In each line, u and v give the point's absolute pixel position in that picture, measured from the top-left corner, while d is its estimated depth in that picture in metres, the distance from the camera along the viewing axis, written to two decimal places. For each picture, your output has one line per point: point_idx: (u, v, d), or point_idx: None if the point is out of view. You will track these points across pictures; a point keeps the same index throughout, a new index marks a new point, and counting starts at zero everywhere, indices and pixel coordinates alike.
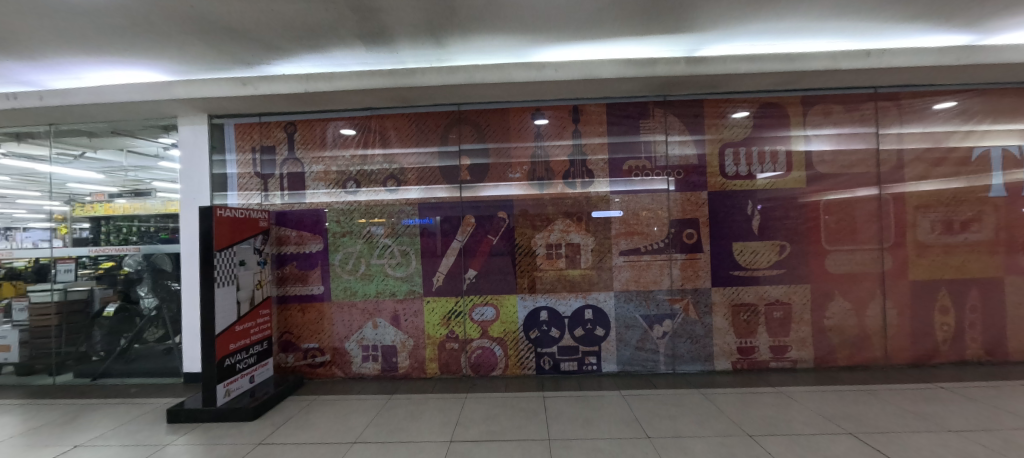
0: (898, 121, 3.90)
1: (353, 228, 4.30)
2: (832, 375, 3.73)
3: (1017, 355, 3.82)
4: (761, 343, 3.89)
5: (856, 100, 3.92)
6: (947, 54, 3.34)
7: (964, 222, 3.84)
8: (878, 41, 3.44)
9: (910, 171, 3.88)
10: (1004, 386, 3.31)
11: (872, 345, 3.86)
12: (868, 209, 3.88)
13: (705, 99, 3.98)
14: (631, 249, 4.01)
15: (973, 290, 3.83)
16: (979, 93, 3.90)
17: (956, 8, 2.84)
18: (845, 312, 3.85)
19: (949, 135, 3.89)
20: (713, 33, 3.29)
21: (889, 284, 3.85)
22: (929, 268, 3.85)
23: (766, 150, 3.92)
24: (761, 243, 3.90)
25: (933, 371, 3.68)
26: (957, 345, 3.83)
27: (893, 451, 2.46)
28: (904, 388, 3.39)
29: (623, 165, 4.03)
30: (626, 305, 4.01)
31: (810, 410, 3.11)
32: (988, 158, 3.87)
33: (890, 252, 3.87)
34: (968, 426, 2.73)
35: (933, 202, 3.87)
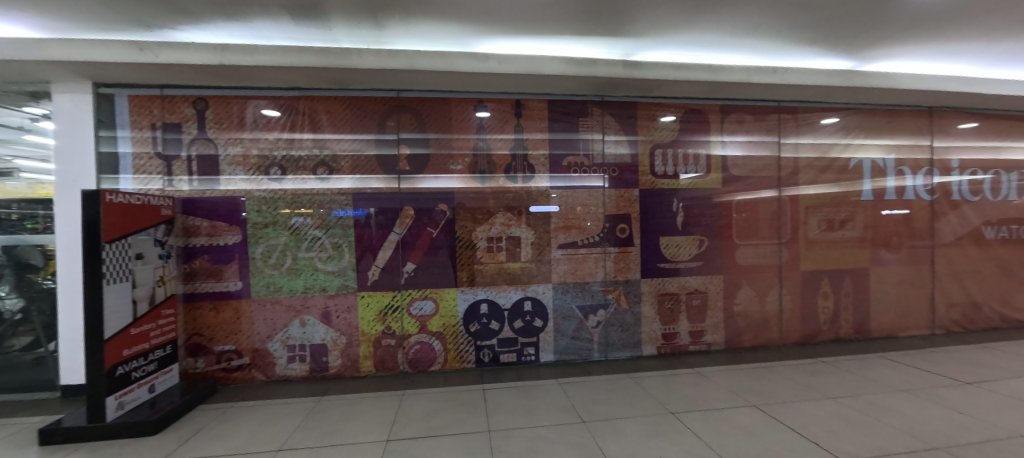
0: (795, 132, 4.45)
1: (276, 219, 3.94)
2: (739, 355, 4.20)
3: (877, 332, 4.59)
4: (682, 329, 4.25)
5: (764, 111, 4.40)
6: (834, 76, 3.86)
7: (842, 220, 4.52)
8: (783, 61, 3.87)
9: (804, 176, 4.46)
10: (866, 358, 3.98)
11: (770, 328, 4.40)
12: (770, 208, 4.40)
13: (638, 101, 4.20)
14: (568, 243, 4.14)
15: (846, 279, 4.52)
16: (856, 111, 4.57)
17: (840, 35, 3.31)
18: (750, 299, 4.35)
19: (833, 147, 4.53)
20: (647, 38, 3.48)
21: (785, 274, 4.41)
22: (815, 260, 4.47)
23: (689, 152, 4.25)
24: (684, 237, 4.24)
25: (816, 349, 4.30)
26: (834, 326, 4.51)
27: (790, 422, 2.95)
28: (793, 363, 3.93)
29: (562, 161, 4.13)
30: (563, 297, 4.15)
31: (722, 388, 3.50)
32: (861, 167, 4.56)
33: (786, 247, 4.43)
34: (839, 393, 3.27)
35: (820, 203, 4.49)
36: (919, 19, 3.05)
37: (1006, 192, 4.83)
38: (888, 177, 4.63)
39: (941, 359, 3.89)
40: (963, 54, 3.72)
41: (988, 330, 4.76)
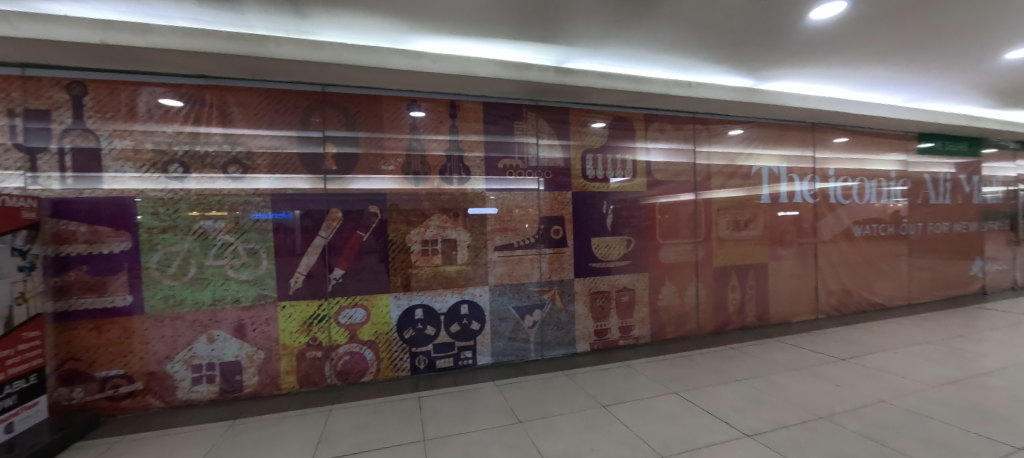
0: (707, 142, 4.92)
1: (177, 222, 3.48)
2: (662, 346, 4.53)
3: (775, 319, 5.22)
4: (612, 325, 4.48)
5: (682, 122, 4.80)
6: (738, 92, 4.34)
7: (746, 221, 5.08)
8: (697, 76, 4.25)
9: (715, 181, 4.94)
10: (766, 343, 4.50)
11: (689, 320, 4.80)
12: (687, 210, 4.81)
13: (570, 107, 4.36)
14: (504, 245, 4.17)
15: (750, 273, 5.08)
16: (757, 124, 5.17)
17: (741, 55, 3.73)
18: (672, 293, 4.71)
19: (738, 155, 5.07)
20: (577, 47, 3.64)
21: (701, 270, 4.85)
22: (725, 257, 4.97)
23: (617, 157, 4.50)
24: (613, 237, 4.47)
25: (726, 337, 4.78)
26: (741, 315, 5.04)
27: (705, 404, 3.24)
28: (708, 351, 4.33)
29: (498, 164, 4.15)
30: (500, 298, 4.16)
31: (648, 378, 3.75)
32: (761, 174, 5.16)
33: (701, 245, 4.86)
34: (745, 375, 3.66)
35: (728, 206, 5.00)
36: (800, 45, 3.54)
37: (869, 196, 5.76)
38: (781, 183, 5.29)
39: (822, 340, 4.53)
40: (836, 79, 4.37)
41: (857, 313, 5.64)
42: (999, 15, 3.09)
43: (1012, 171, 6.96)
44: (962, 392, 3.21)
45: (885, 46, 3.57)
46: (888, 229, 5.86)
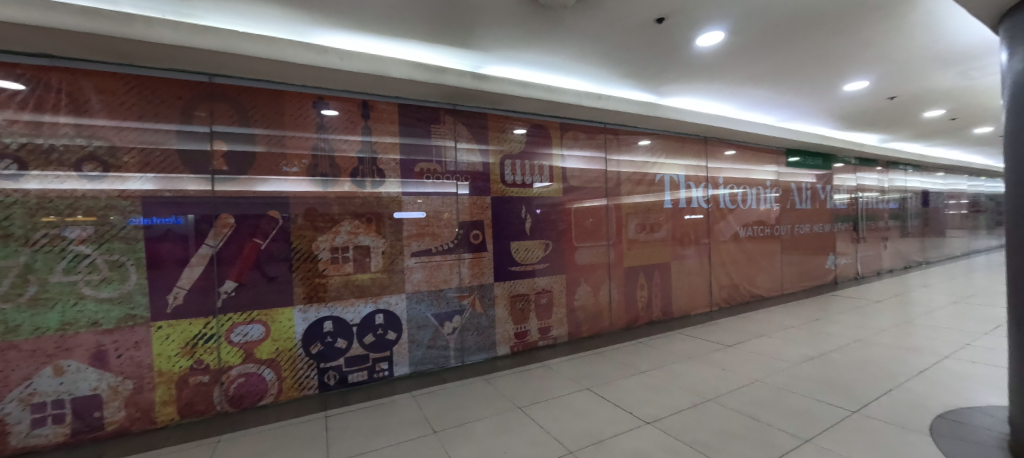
0: (618, 150, 5.28)
1: (16, 228, 2.82)
2: (579, 344, 4.74)
3: (678, 313, 5.75)
4: (532, 326, 4.58)
5: (594, 131, 5.09)
6: (642, 105, 4.73)
7: (652, 224, 5.54)
8: (607, 89, 4.54)
9: (624, 188, 5.32)
10: (669, 335, 4.93)
11: (602, 317, 5.09)
12: (600, 214, 5.11)
13: (489, 113, 4.39)
14: (422, 250, 4.06)
15: (656, 272, 5.54)
16: (660, 136, 5.67)
17: (643, 72, 4.07)
18: (587, 293, 4.96)
19: (644, 164, 5.52)
20: (493, 54, 3.69)
21: (613, 270, 5.17)
22: (634, 257, 5.37)
23: (535, 163, 4.63)
24: (532, 241, 4.59)
25: (636, 332, 5.15)
26: (649, 311, 5.48)
27: (613, 397, 3.44)
28: (619, 346, 4.62)
29: (414, 167, 4.04)
30: (418, 306, 4.04)
31: (564, 376, 3.89)
32: (664, 181, 5.67)
33: (613, 247, 5.19)
34: (649, 366, 3.97)
35: (637, 210, 5.41)
36: (690, 67, 3.97)
37: (751, 201, 6.61)
38: (681, 189, 5.85)
39: (714, 329, 5.09)
40: (723, 98, 4.97)
41: (743, 304, 6.45)
42: (836, 55, 3.74)
43: (853, 181, 8.51)
44: (816, 367, 3.81)
45: (757, 73, 4.14)
46: (766, 230, 6.79)
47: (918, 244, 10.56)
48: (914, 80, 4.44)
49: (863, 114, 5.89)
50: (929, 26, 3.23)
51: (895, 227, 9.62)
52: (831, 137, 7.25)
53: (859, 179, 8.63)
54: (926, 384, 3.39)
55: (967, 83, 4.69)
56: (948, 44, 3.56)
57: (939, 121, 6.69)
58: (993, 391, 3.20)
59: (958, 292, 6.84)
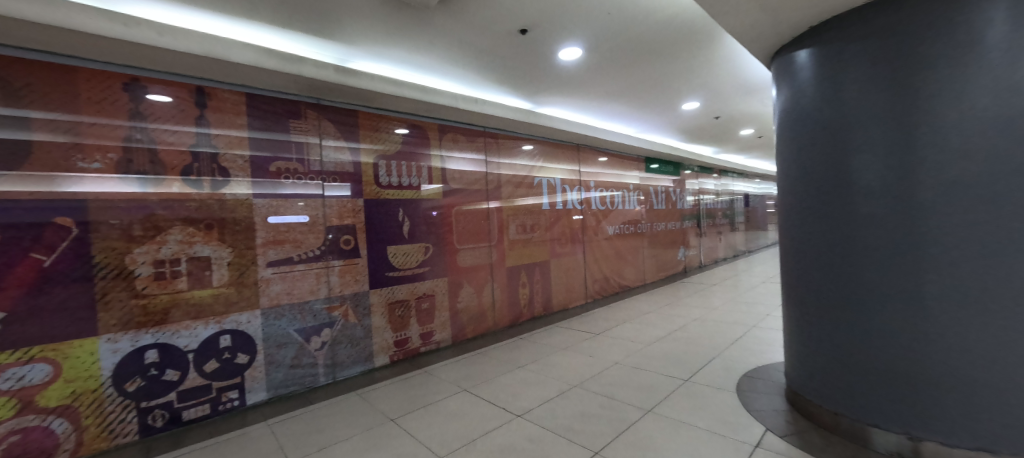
0: (498, 154, 5.45)
1: None
2: (462, 346, 4.76)
3: (558, 307, 6.17)
4: (413, 333, 4.46)
5: (474, 134, 5.18)
6: (518, 112, 4.99)
7: (532, 225, 5.87)
8: (485, 94, 4.64)
9: (505, 190, 5.51)
10: (548, 330, 5.26)
11: (486, 318, 5.19)
12: (482, 216, 5.21)
13: (359, 110, 4.13)
14: (280, 260, 3.62)
15: (537, 270, 5.88)
16: (538, 142, 6.04)
17: (516, 80, 4.28)
18: (470, 295, 5.02)
19: (524, 167, 5.82)
20: (359, 48, 3.47)
21: (495, 271, 5.31)
22: (516, 257, 5.61)
23: (412, 164, 4.51)
24: (410, 245, 4.46)
25: (519, 329, 5.39)
26: (531, 307, 5.78)
27: (488, 395, 3.51)
28: (501, 344, 4.77)
29: (269, 165, 3.59)
30: (277, 322, 3.60)
31: (443, 380, 3.85)
32: (543, 184, 6.04)
33: (495, 248, 5.34)
34: (526, 361, 4.18)
35: (517, 211, 5.68)
36: (557, 79, 4.30)
37: (618, 203, 7.46)
38: (558, 193, 6.31)
39: (586, 320, 5.60)
40: (591, 110, 5.50)
41: (614, 295, 7.24)
42: (672, 79, 4.42)
43: (697, 186, 10.24)
44: (660, 345, 4.44)
45: (614, 90, 4.69)
46: (631, 228, 7.74)
47: (744, 236, 13.21)
48: (728, 104, 5.52)
49: (699, 130, 7.12)
50: (731, 61, 4.02)
51: (727, 223, 11.86)
52: (679, 148, 8.61)
53: (701, 184, 10.42)
54: (736, 350, 4.20)
55: (762, 110, 6.02)
56: (745, 77, 4.49)
57: (750, 139, 8.45)
58: (777, 350, 4.12)
59: (765, 274, 8.73)
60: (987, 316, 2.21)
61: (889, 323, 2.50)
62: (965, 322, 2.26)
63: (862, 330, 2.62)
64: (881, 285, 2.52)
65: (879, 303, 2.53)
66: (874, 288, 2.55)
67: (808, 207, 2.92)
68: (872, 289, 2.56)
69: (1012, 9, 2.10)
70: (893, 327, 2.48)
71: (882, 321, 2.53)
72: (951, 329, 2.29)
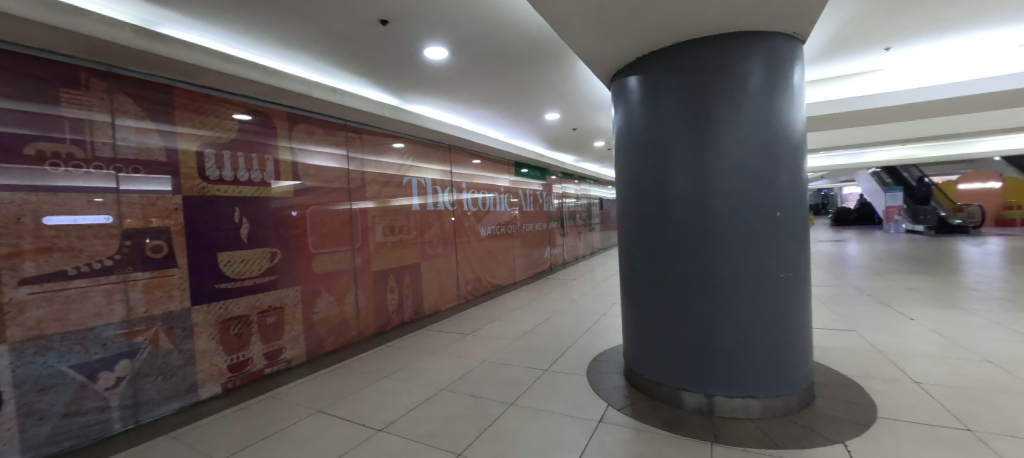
0: (362, 150, 5.12)
1: None
2: (319, 362, 4.33)
3: (429, 310, 6.16)
4: (255, 353, 3.86)
5: (334, 127, 4.75)
6: (385, 107, 4.78)
7: (401, 226, 5.72)
8: (342, 83, 4.30)
9: (370, 190, 5.22)
10: (418, 335, 5.19)
11: (348, 328, 4.85)
12: (343, 218, 4.83)
13: (173, 86, 3.34)
14: (43, 275, 2.65)
15: (407, 273, 5.77)
16: (408, 140, 5.91)
17: (381, 73, 4.08)
18: (329, 304, 4.62)
19: (392, 166, 5.61)
20: (172, 11, 2.80)
21: (359, 276, 5.02)
22: (383, 261, 5.39)
23: (253, 156, 3.88)
24: (250, 251, 3.84)
25: (386, 336, 5.18)
26: (400, 312, 5.62)
27: (346, 412, 3.23)
28: (365, 354, 4.52)
29: (24, 147, 2.57)
30: (37, 360, 2.61)
31: (294, 403, 3.41)
32: (412, 184, 5.92)
33: (359, 251, 5.04)
34: (391, 370, 4.02)
35: (384, 212, 5.45)
36: (426, 77, 4.25)
37: (490, 205, 7.83)
38: (429, 194, 6.29)
39: (456, 321, 5.72)
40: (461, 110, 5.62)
41: (485, 294, 7.58)
42: (531, 88, 4.79)
43: (562, 190, 11.39)
44: (522, 340, 4.76)
45: (481, 93, 4.87)
46: (502, 229, 8.18)
47: (599, 236, 15.28)
48: (581, 117, 6.31)
49: (560, 138, 7.99)
50: (576, 78, 4.57)
51: (586, 224, 13.58)
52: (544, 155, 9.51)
53: (565, 189, 11.63)
54: (586, 337, 4.77)
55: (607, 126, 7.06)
56: (589, 94, 5.17)
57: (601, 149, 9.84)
58: (616, 334, 4.83)
59: (613, 268, 10.26)
60: (748, 294, 2.93)
61: (690, 305, 3.09)
62: (735, 300, 2.95)
63: (673, 311, 3.19)
64: (685, 272, 3.10)
65: (684, 289, 3.11)
66: (681, 276, 3.12)
67: (636, 209, 3.41)
68: (679, 277, 3.14)
69: (761, 65, 2.86)
70: (693, 306, 3.08)
71: (686, 302, 3.11)
72: (728, 306, 2.96)
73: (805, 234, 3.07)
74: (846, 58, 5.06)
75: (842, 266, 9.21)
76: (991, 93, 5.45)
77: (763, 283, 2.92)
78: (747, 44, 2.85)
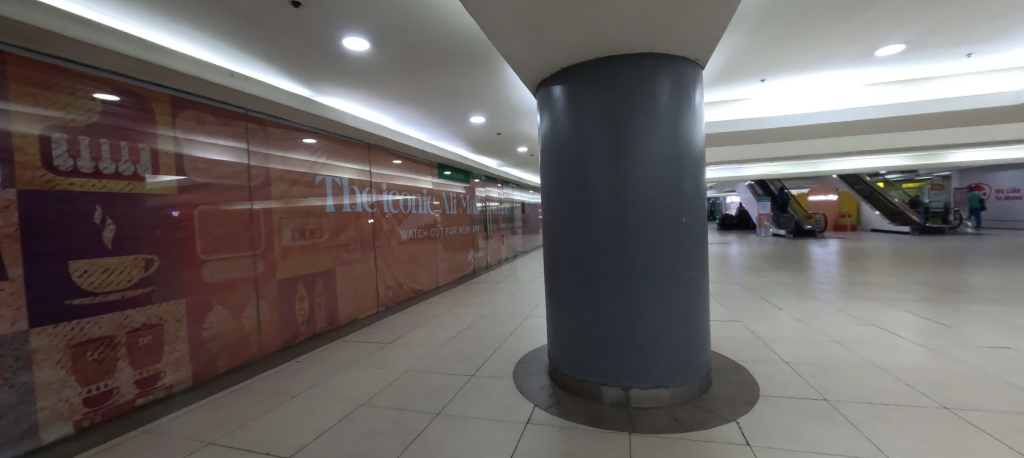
0: (265, 144, 4.61)
1: None
2: (211, 386, 3.75)
3: (346, 320, 5.75)
4: (122, 381, 3.20)
5: (230, 116, 4.20)
6: (294, 98, 4.36)
7: (312, 229, 5.26)
8: (242, 67, 3.84)
9: (275, 189, 4.71)
10: (332, 347, 4.80)
11: (248, 344, 4.31)
12: (242, 220, 4.28)
13: (5, 51, 2.62)
14: None
15: (318, 280, 5.33)
16: (320, 135, 5.48)
17: (290, 59, 3.71)
18: (222, 318, 4.04)
19: (302, 164, 5.15)
20: None
21: (261, 285, 4.50)
22: (289, 267, 4.89)
23: (122, 144, 3.22)
24: (116, 258, 3.17)
25: (294, 350, 4.70)
26: (311, 324, 5.15)
27: (245, 440, 2.82)
28: (269, 373, 4.04)
29: None
30: None
31: (177, 437, 2.88)
32: (325, 183, 5.50)
33: (261, 258, 4.51)
34: (301, 389, 3.64)
35: (293, 213, 4.96)
36: (345, 68, 3.98)
37: (412, 208, 7.60)
38: (344, 195, 5.88)
39: (376, 331, 5.42)
40: (382, 107, 5.40)
41: (407, 300, 7.31)
42: (457, 89, 4.75)
43: (485, 194, 11.51)
44: (445, 347, 4.65)
45: (403, 90, 4.71)
46: (424, 233, 7.99)
47: (521, 239, 15.73)
48: (505, 122, 6.47)
49: (484, 142, 8.13)
50: (503, 83, 4.65)
51: (509, 228, 13.90)
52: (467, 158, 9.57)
53: (488, 192, 11.78)
54: (510, 340, 4.83)
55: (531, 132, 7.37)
56: (513, 100, 5.31)
57: (524, 155, 10.22)
58: (540, 335, 4.98)
59: (537, 271, 10.64)
60: (658, 292, 3.22)
61: (610, 304, 3.29)
62: (648, 298, 3.21)
63: (595, 309, 3.36)
64: (605, 273, 3.29)
65: (604, 289, 3.31)
66: (601, 276, 3.32)
67: (561, 212, 3.54)
68: (599, 277, 3.32)
69: (669, 84, 3.17)
70: (612, 304, 3.28)
71: (605, 300, 3.31)
72: (642, 303, 3.22)
73: (705, 237, 3.47)
74: (733, 84, 5.87)
75: (725, 265, 10.75)
76: (827, 124, 6.83)
77: (671, 281, 3.23)
78: (657, 65, 3.15)
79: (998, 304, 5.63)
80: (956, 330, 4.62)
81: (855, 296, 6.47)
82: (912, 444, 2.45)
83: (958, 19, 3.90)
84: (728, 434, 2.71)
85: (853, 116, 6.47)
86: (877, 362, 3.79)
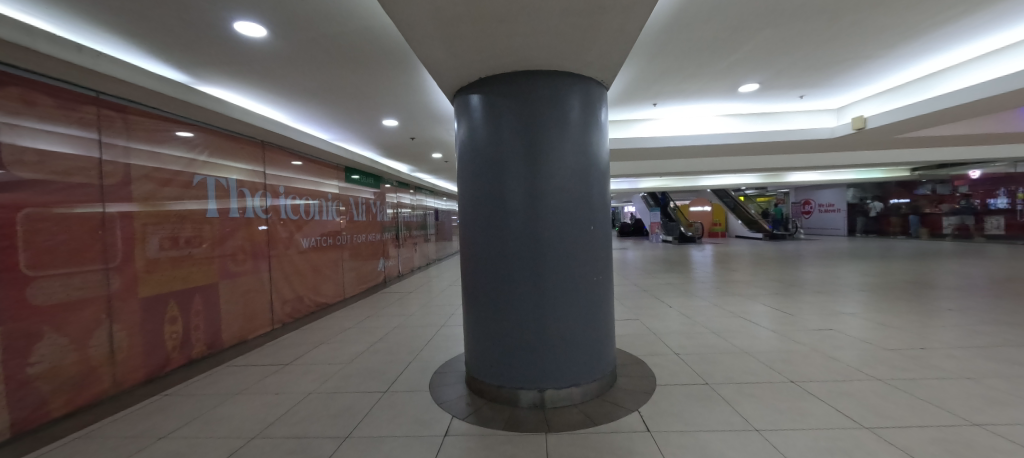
0: (125, 135, 3.85)
1: None
2: (40, 436, 2.96)
3: (229, 342, 5.02)
4: None
5: (74, 99, 3.43)
6: (167, 84, 3.73)
7: (188, 237, 4.52)
8: (93, 41, 3.17)
9: (138, 190, 3.95)
10: (213, 374, 4.16)
11: (96, 379, 3.52)
12: (88, 226, 3.50)
13: None
14: None
15: (195, 297, 4.58)
16: (199, 129, 4.74)
17: (163, 37, 3.16)
18: (58, 350, 3.24)
19: (175, 160, 4.41)
20: None
21: (117, 305, 3.72)
22: (158, 283, 4.13)
23: None
24: None
25: (161, 382, 3.95)
26: (184, 349, 4.40)
27: None
28: (130, 412, 3.34)
29: None
30: None
31: None
32: (206, 184, 4.78)
33: (117, 272, 3.74)
34: (174, 427, 3.07)
35: (162, 219, 4.21)
36: (237, 55, 3.53)
37: (314, 213, 6.99)
38: (232, 198, 5.18)
39: (269, 351, 4.84)
40: (281, 102, 4.90)
41: (307, 315, 6.65)
42: (366, 89, 4.52)
43: (396, 200, 11.06)
44: (348, 364, 4.31)
45: (308, 85, 4.33)
46: (328, 240, 7.38)
47: (434, 246, 15.38)
48: (420, 127, 6.36)
49: (397, 146, 7.90)
50: (418, 87, 4.55)
51: (422, 235, 13.52)
52: (377, 162, 9.14)
53: (400, 198, 11.35)
54: (424, 351, 4.67)
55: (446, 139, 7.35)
56: (426, 105, 5.22)
57: (439, 161, 10.14)
58: (456, 344, 4.91)
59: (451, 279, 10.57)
60: (569, 296, 3.40)
61: (524, 309, 3.39)
62: (559, 302, 3.38)
63: (510, 314, 3.43)
64: (519, 279, 3.38)
65: (518, 295, 3.39)
66: (515, 283, 3.39)
67: (477, 220, 3.57)
68: (514, 283, 3.40)
69: (578, 102, 3.40)
70: (526, 310, 3.38)
71: (520, 306, 3.39)
72: (554, 307, 3.37)
73: (610, 243, 3.74)
74: (631, 106, 6.53)
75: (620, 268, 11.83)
76: (700, 146, 7.93)
77: (580, 285, 3.44)
78: (567, 84, 3.36)
79: (821, 294, 7.15)
80: (793, 316, 5.74)
81: (724, 292, 7.63)
82: (770, 413, 2.95)
83: (795, 68, 4.91)
84: (630, 422, 2.96)
85: (722, 140, 7.58)
86: (741, 347, 4.51)
